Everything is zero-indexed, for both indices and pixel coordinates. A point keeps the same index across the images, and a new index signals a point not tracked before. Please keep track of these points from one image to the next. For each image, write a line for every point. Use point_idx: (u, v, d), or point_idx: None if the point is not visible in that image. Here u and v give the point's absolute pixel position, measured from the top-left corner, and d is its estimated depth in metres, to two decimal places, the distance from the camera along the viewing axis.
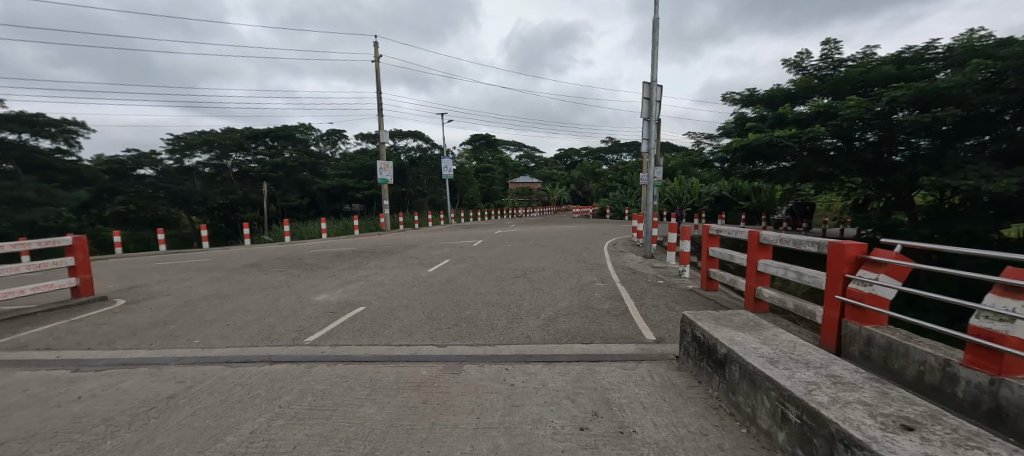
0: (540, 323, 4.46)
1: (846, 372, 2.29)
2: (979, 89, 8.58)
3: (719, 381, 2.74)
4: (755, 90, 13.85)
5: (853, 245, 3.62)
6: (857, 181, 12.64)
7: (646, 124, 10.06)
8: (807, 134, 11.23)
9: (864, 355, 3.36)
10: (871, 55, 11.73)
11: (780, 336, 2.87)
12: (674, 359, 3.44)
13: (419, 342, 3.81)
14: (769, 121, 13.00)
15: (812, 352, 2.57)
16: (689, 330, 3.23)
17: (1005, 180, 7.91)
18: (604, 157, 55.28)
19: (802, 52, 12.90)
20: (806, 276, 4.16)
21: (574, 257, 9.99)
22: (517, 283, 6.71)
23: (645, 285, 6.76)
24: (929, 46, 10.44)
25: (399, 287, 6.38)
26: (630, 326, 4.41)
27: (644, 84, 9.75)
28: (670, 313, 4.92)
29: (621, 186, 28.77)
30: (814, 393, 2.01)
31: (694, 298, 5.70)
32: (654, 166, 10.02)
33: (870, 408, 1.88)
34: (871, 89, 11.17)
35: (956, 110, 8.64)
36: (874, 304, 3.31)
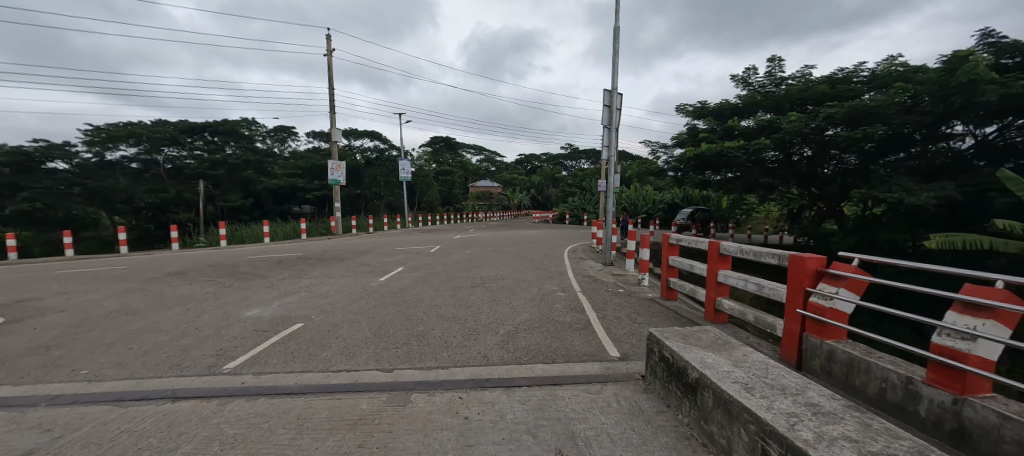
0: (499, 340, 4.14)
1: (824, 399, 2.20)
2: (899, 109, 9.22)
3: (689, 407, 2.57)
4: (706, 103, 14.42)
5: (813, 258, 3.62)
6: (793, 191, 13.44)
7: (606, 131, 10.05)
8: (753, 146, 11.77)
9: (825, 370, 3.39)
10: (809, 74, 12.50)
11: (750, 356, 2.76)
12: (640, 379, 3.27)
13: (361, 366, 3.37)
14: (719, 133, 13.54)
15: (785, 375, 2.47)
16: (656, 349, 3.06)
17: (924, 194, 8.56)
18: (563, 164, 56.04)
19: (749, 68, 13.55)
20: (766, 289, 4.15)
21: (534, 264, 9.77)
22: (475, 293, 6.37)
23: (605, 294, 6.64)
24: (858, 68, 11.24)
25: (345, 300, 5.83)
26: (594, 342, 4.21)
27: (604, 91, 9.76)
28: (632, 326, 4.79)
29: (580, 192, 29.13)
30: (797, 428, 1.87)
31: (655, 309, 5.63)
32: (613, 174, 10.02)
33: (856, 445, 1.77)
34: (808, 106, 11.89)
35: (882, 128, 9.29)
36: (835, 320, 3.33)
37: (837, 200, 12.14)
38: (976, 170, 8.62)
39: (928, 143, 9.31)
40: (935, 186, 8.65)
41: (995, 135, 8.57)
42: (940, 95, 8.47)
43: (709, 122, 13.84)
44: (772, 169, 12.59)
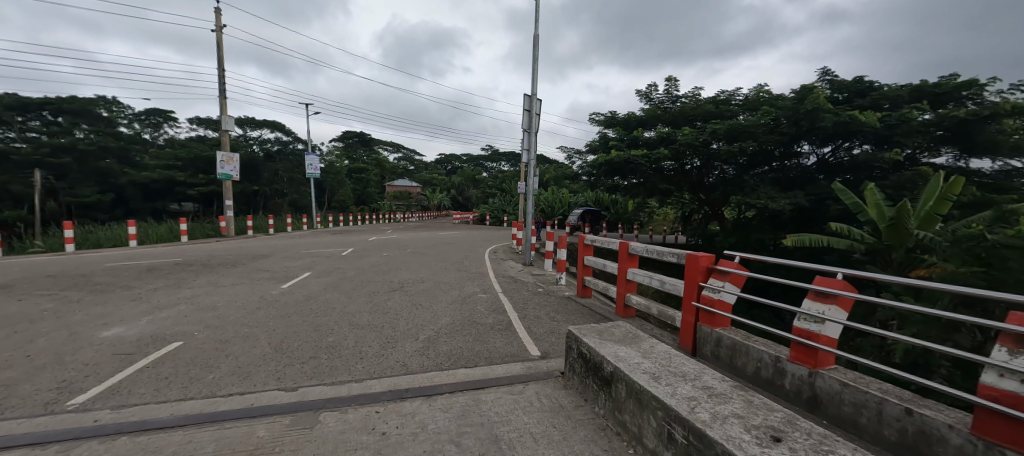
0: (418, 346, 3.96)
1: (716, 381, 2.48)
2: (765, 129, 10.90)
3: (605, 399, 2.71)
4: (615, 113, 15.58)
5: (705, 256, 4.08)
6: (686, 196, 15.12)
7: (526, 134, 10.29)
8: (654, 155, 12.99)
9: (714, 355, 3.87)
10: (698, 94, 14.20)
11: (657, 347, 3.01)
12: (560, 376, 3.37)
13: (258, 387, 2.97)
14: (626, 142, 14.70)
15: (686, 363, 2.74)
16: (575, 346, 3.17)
17: (784, 200, 10.21)
18: (484, 165, 56.25)
19: (651, 85, 14.96)
20: (667, 284, 4.56)
21: (455, 266, 9.62)
22: (393, 298, 6.05)
23: (526, 294, 6.77)
24: (735, 92, 13.06)
25: (238, 311, 5.11)
26: (515, 342, 4.25)
27: (524, 95, 9.99)
28: (552, 325, 4.94)
29: (500, 193, 29.51)
30: (697, 410, 2.07)
31: (571, 307, 5.88)
32: (532, 177, 10.28)
33: (743, 420, 2.02)
34: (698, 122, 13.48)
35: (754, 144, 10.87)
36: (722, 310, 3.81)
37: (720, 205, 13.94)
38: (818, 182, 10.53)
39: (786, 159, 11.35)
40: (791, 195, 10.38)
41: (831, 154, 10.57)
42: (793, 119, 10.18)
43: (617, 131, 14.95)
44: (669, 176, 14.02)
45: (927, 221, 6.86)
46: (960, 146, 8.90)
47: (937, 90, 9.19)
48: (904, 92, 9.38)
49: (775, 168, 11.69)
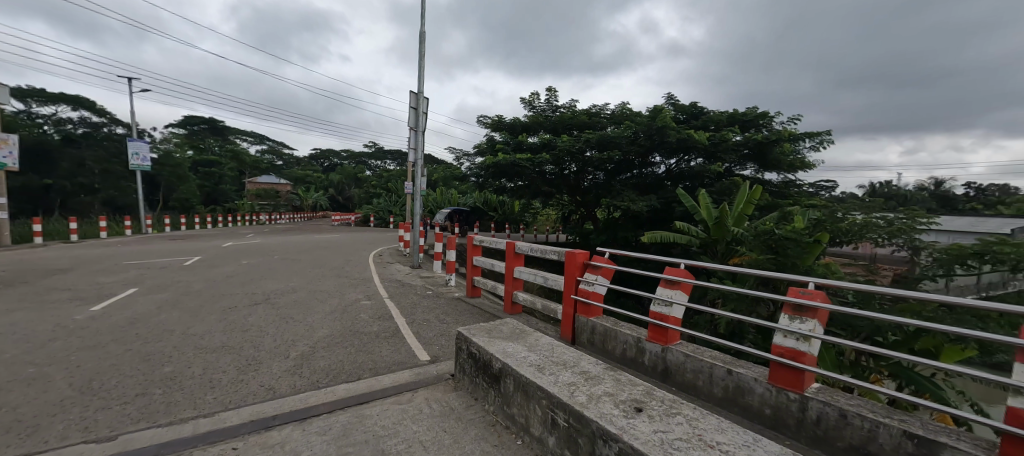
0: (290, 365, 3.52)
1: (592, 366, 2.74)
2: (628, 141, 12.46)
3: (494, 396, 2.77)
4: (501, 118, 16.10)
5: (582, 253, 4.46)
6: (565, 199, 16.41)
7: (412, 133, 9.95)
8: (537, 160, 13.79)
9: (590, 341, 4.29)
10: (574, 106, 15.54)
11: (541, 340, 3.19)
12: (450, 379, 3.34)
13: (49, 445, 2.26)
14: (512, 146, 15.31)
15: (566, 351, 2.97)
16: (464, 347, 3.17)
17: (642, 203, 11.83)
18: (367, 162, 52.68)
19: (534, 93, 15.85)
20: (550, 280, 4.87)
21: (334, 272, 8.80)
22: (256, 313, 5.25)
23: (414, 298, 6.54)
24: (604, 107, 14.64)
25: (18, 347, 3.84)
26: (403, 349, 4.08)
27: (410, 92, 9.66)
28: (441, 327, 4.87)
29: (385, 193, 28.00)
30: (575, 395, 2.27)
31: (461, 307, 5.89)
32: (420, 177, 10.00)
33: (612, 397, 2.28)
34: (574, 131, 14.76)
35: (619, 153, 12.34)
36: (596, 301, 4.24)
37: (593, 206, 15.48)
38: (666, 187, 12.45)
39: (643, 168, 13.18)
40: (647, 198, 12.07)
41: (676, 165, 12.60)
42: (648, 133, 11.86)
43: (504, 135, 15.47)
44: (550, 179, 15.04)
45: (740, 220, 8.63)
46: (759, 163, 11.50)
47: (744, 118, 11.66)
48: (723, 117, 11.69)
49: (635, 175, 13.44)
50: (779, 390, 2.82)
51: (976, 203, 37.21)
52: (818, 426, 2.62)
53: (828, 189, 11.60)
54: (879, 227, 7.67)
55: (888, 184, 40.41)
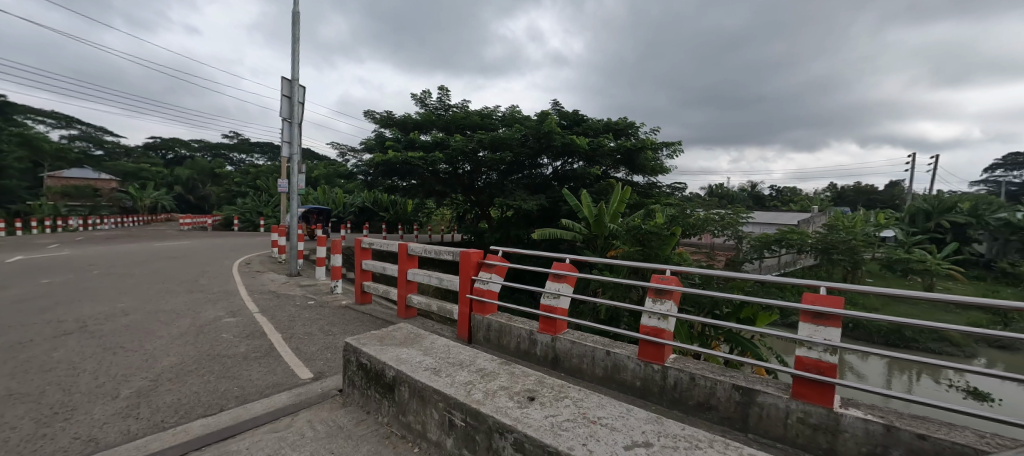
0: (123, 407, 2.86)
1: (487, 362, 2.81)
2: (518, 143, 13.01)
3: (388, 405, 2.65)
4: (391, 114, 15.38)
5: (476, 252, 4.53)
6: (459, 198, 16.40)
7: (286, 125, 8.88)
8: (429, 158, 13.50)
9: (485, 339, 4.39)
10: (467, 106, 15.63)
11: (437, 342, 3.15)
12: (339, 395, 3.10)
13: None
14: (403, 143, 14.72)
15: (462, 351, 2.98)
16: (353, 359, 2.97)
17: (532, 202, 12.48)
18: (227, 156, 45.27)
19: (425, 90, 15.48)
20: (445, 281, 4.83)
21: (185, 286, 7.39)
22: (68, 346, 4.12)
23: (292, 309, 5.86)
24: (495, 109, 15.03)
25: None
26: (279, 369, 3.63)
27: (282, 79, 8.60)
28: (326, 340, 4.46)
29: (253, 192, 24.41)
30: (472, 393, 2.30)
31: (349, 316, 5.48)
32: (297, 174, 8.99)
33: (507, 390, 2.37)
34: (467, 132, 14.85)
35: (510, 155, 12.80)
36: (490, 298, 4.35)
37: (486, 206, 15.78)
38: (553, 187, 13.32)
39: (532, 169, 13.88)
40: (537, 197, 12.76)
41: (561, 167, 13.57)
42: (536, 137, 12.54)
43: (394, 131, 14.79)
44: (444, 179, 14.86)
45: (615, 217, 9.66)
46: (629, 167, 13.06)
47: (616, 127, 13.09)
48: (600, 125, 12.96)
49: (525, 176, 14.08)
50: (647, 364, 3.26)
51: (778, 201, 47.89)
52: (676, 391, 3.11)
53: (680, 190, 13.73)
54: (716, 221, 9.61)
55: (722, 186, 49.53)
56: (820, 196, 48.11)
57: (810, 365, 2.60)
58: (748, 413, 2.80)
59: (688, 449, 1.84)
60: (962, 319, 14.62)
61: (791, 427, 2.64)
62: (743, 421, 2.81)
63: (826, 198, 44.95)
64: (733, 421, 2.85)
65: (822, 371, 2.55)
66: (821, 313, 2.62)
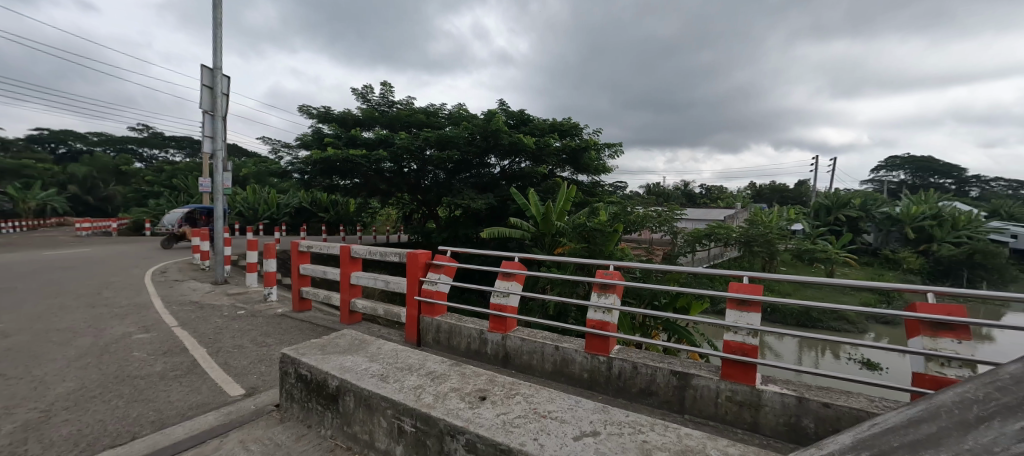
0: (4, 446, 2.43)
1: (437, 365, 2.75)
2: (465, 142, 12.89)
3: (331, 417, 2.51)
4: (329, 109, 14.55)
5: (424, 253, 4.42)
6: (405, 197, 15.93)
7: (208, 118, 8.08)
8: (373, 156, 12.96)
9: (435, 341, 4.31)
10: (411, 103, 15.19)
11: (383, 348, 3.04)
12: (276, 410, 2.88)
13: None
14: (343, 140, 13.99)
15: (410, 355, 2.90)
16: (291, 371, 2.77)
17: (480, 201, 12.44)
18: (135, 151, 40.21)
19: (367, 85, 14.82)
20: (391, 284, 4.67)
21: (84, 300, 6.46)
22: None
23: (219, 320, 5.36)
24: (441, 107, 14.76)
25: None
26: (205, 388, 3.30)
27: (201, 67, 7.79)
28: (260, 352, 4.13)
29: (168, 192, 21.89)
30: (422, 397, 2.24)
31: (286, 325, 5.10)
32: (222, 172, 8.22)
33: (458, 391, 2.35)
34: (412, 129, 14.44)
35: (457, 153, 12.63)
36: (440, 299, 4.27)
37: (434, 205, 15.47)
38: (501, 186, 13.36)
39: (480, 168, 13.82)
40: (485, 196, 12.74)
41: (509, 166, 13.66)
42: (484, 135, 12.50)
43: (333, 127, 14.02)
44: (388, 177, 14.34)
45: (561, 215, 9.88)
46: (574, 166, 13.43)
47: (562, 127, 13.41)
48: (546, 125, 13.21)
49: (473, 174, 14.00)
50: (593, 356, 3.38)
51: (707, 199, 51.88)
52: (620, 379, 3.26)
53: (621, 189, 14.39)
54: (654, 218, 10.20)
55: (658, 184, 52.66)
56: (742, 194, 52.82)
57: (736, 348, 2.85)
58: (684, 396, 3.01)
59: (633, 434, 1.94)
60: (857, 300, 16.82)
61: (721, 406, 2.88)
62: (680, 404, 3.02)
63: (747, 196, 49.48)
64: (671, 404, 3.05)
65: (745, 353, 2.81)
66: (744, 300, 2.88)
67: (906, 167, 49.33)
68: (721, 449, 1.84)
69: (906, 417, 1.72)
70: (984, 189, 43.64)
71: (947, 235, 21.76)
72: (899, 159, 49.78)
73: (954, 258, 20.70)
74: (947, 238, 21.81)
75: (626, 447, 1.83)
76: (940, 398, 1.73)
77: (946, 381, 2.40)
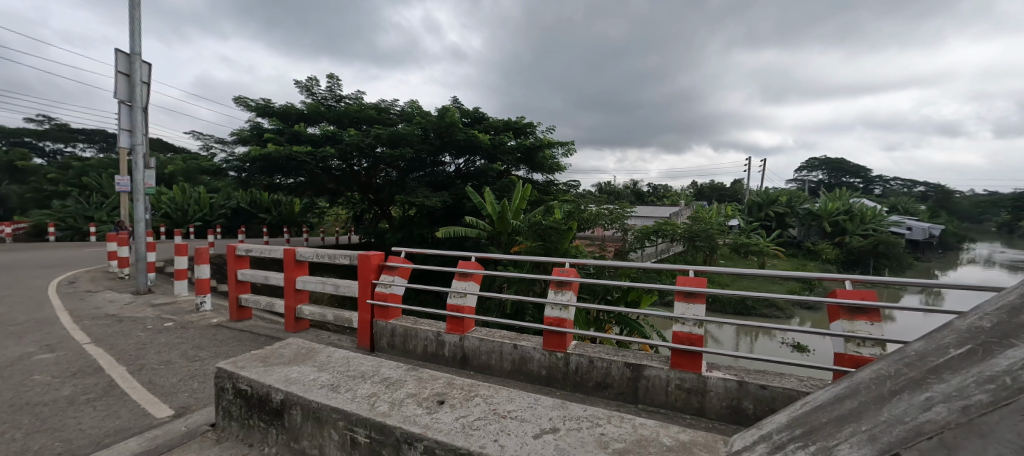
0: None
1: (391, 370, 2.65)
2: (419, 139, 12.56)
3: (276, 434, 2.33)
4: (269, 102, 13.57)
5: (376, 254, 4.25)
6: (356, 197, 15.25)
7: (125, 109, 7.26)
8: (319, 154, 12.26)
9: (390, 345, 4.15)
10: (361, 98, 14.53)
11: (334, 356, 2.87)
12: (211, 430, 2.64)
13: None
14: (286, 136, 13.13)
15: (363, 362, 2.76)
16: (229, 385, 2.54)
17: (435, 199, 12.22)
18: None
19: (311, 78, 13.98)
20: (341, 288, 4.43)
21: None
22: None
23: (142, 335, 4.82)
24: (393, 103, 14.26)
25: None
26: (124, 411, 2.95)
27: (116, 52, 6.96)
28: (193, 367, 3.76)
29: (76, 192, 19.34)
30: (376, 405, 2.14)
31: (222, 336, 4.69)
32: (144, 169, 7.41)
33: (415, 396, 2.27)
34: (362, 126, 13.85)
35: (410, 152, 12.29)
36: (394, 302, 4.14)
37: (385, 204, 14.93)
38: (456, 185, 13.17)
39: (434, 167, 13.55)
40: (439, 194, 12.50)
41: (464, 164, 13.52)
42: (438, 132, 12.27)
43: (274, 122, 13.11)
44: (337, 175, 13.66)
45: (517, 213, 9.89)
46: (529, 165, 13.51)
47: (517, 125, 13.47)
48: (501, 123, 13.22)
49: (427, 173, 13.69)
50: (551, 353, 3.41)
51: (654, 196, 54.46)
52: (577, 375, 3.31)
53: (575, 187, 14.71)
54: (605, 216, 10.52)
55: (609, 182, 54.42)
56: (685, 192, 56.02)
57: (684, 338, 2.98)
58: (638, 386, 3.11)
59: (590, 428, 1.97)
60: (785, 288, 18.43)
61: (671, 394, 3.00)
62: (634, 394, 3.12)
63: (690, 194, 52.46)
64: (626, 395, 3.14)
65: (692, 342, 2.94)
66: (690, 292, 3.03)
67: (823, 168, 54.81)
68: (672, 436, 1.91)
69: (832, 395, 1.88)
70: (886, 187, 49.44)
71: (858, 228, 24.40)
72: (818, 160, 55.20)
73: (863, 248, 23.31)
74: (857, 230, 24.48)
75: (585, 441, 1.85)
76: (859, 376, 1.92)
77: (864, 359, 2.65)
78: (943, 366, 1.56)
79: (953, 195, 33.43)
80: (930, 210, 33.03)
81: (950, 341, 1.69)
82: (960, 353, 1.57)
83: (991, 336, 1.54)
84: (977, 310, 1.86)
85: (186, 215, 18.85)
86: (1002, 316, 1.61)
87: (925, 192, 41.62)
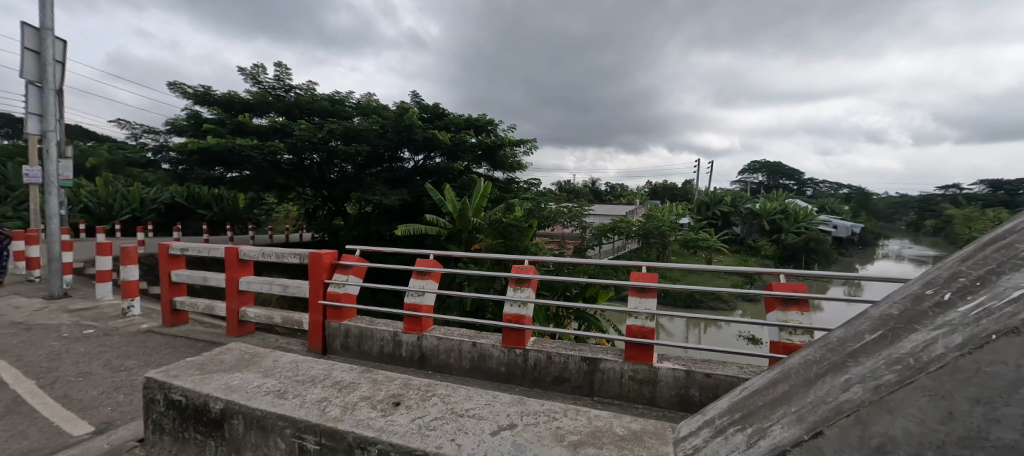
0: None
1: (345, 373, 2.54)
2: (376, 134, 12.12)
3: (215, 445, 2.17)
4: (210, 89, 12.57)
5: (328, 253, 4.05)
6: (307, 192, 14.48)
7: (34, 91, 6.45)
8: (267, 147, 11.55)
9: (343, 347, 4.00)
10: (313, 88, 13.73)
11: (280, 360, 2.71)
12: (139, 446, 2.42)
13: None
14: (228, 127, 12.29)
15: (313, 365, 2.63)
16: (159, 395, 2.34)
17: (394, 197, 11.89)
18: None
19: (258, 65, 13.04)
20: (290, 288, 4.20)
21: None
22: None
23: (57, 344, 4.31)
24: (348, 95, 13.60)
25: None
26: (33, 430, 2.64)
27: (22, 25, 6.16)
28: (117, 379, 3.41)
29: None
30: (328, 410, 2.05)
31: (154, 342, 4.31)
32: (58, 160, 6.61)
33: (368, 400, 2.19)
34: (314, 117, 13.17)
35: (366, 147, 11.87)
36: (348, 302, 3.99)
37: (339, 200, 14.26)
38: (416, 181, 12.85)
39: (392, 162, 13.12)
40: (398, 191, 12.18)
41: (423, 161, 13.22)
42: (396, 129, 11.96)
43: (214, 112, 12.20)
44: (285, 169, 12.90)
45: (477, 211, 9.76)
46: (490, 162, 13.43)
47: (477, 123, 13.33)
48: (461, 120, 13.04)
49: (384, 169, 13.25)
50: (510, 350, 3.43)
51: (611, 195, 55.86)
52: (536, 370, 3.36)
53: (535, 185, 14.83)
54: (564, 214, 10.67)
55: (569, 181, 55.29)
56: (639, 191, 58.19)
57: (637, 332, 3.11)
58: (594, 379, 3.20)
59: (547, 422, 2.00)
60: (729, 282, 19.69)
61: (624, 385, 3.11)
62: (590, 387, 3.21)
63: (643, 193, 54.73)
64: (583, 388, 3.23)
65: (645, 335, 3.08)
66: (642, 287, 3.16)
67: (763, 170, 58.89)
68: (625, 426, 1.98)
69: (767, 380, 2.04)
70: (816, 188, 53.98)
71: (792, 226, 26.50)
72: (758, 163, 59.31)
73: (797, 245, 25.36)
74: (792, 229, 26.56)
75: (542, 435, 1.88)
76: (791, 361, 2.08)
77: (795, 346, 2.88)
78: (860, 351, 1.73)
79: (872, 197, 37.19)
80: (852, 210, 36.50)
81: (866, 327, 1.88)
82: (873, 338, 1.75)
83: (898, 322, 1.73)
84: (888, 299, 2.09)
85: (111, 211, 17.03)
86: (906, 303, 1.82)
87: (848, 193, 45.92)
